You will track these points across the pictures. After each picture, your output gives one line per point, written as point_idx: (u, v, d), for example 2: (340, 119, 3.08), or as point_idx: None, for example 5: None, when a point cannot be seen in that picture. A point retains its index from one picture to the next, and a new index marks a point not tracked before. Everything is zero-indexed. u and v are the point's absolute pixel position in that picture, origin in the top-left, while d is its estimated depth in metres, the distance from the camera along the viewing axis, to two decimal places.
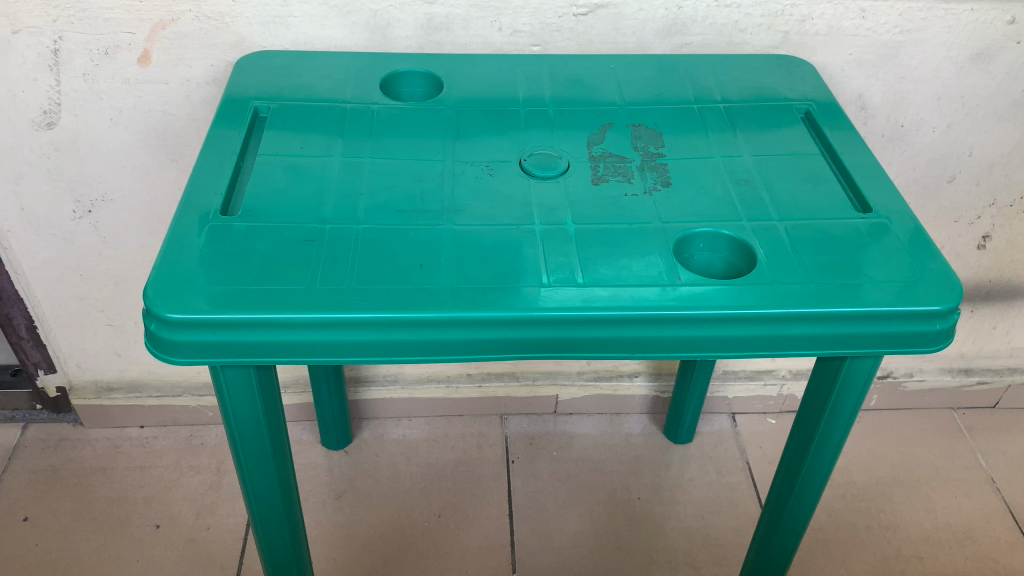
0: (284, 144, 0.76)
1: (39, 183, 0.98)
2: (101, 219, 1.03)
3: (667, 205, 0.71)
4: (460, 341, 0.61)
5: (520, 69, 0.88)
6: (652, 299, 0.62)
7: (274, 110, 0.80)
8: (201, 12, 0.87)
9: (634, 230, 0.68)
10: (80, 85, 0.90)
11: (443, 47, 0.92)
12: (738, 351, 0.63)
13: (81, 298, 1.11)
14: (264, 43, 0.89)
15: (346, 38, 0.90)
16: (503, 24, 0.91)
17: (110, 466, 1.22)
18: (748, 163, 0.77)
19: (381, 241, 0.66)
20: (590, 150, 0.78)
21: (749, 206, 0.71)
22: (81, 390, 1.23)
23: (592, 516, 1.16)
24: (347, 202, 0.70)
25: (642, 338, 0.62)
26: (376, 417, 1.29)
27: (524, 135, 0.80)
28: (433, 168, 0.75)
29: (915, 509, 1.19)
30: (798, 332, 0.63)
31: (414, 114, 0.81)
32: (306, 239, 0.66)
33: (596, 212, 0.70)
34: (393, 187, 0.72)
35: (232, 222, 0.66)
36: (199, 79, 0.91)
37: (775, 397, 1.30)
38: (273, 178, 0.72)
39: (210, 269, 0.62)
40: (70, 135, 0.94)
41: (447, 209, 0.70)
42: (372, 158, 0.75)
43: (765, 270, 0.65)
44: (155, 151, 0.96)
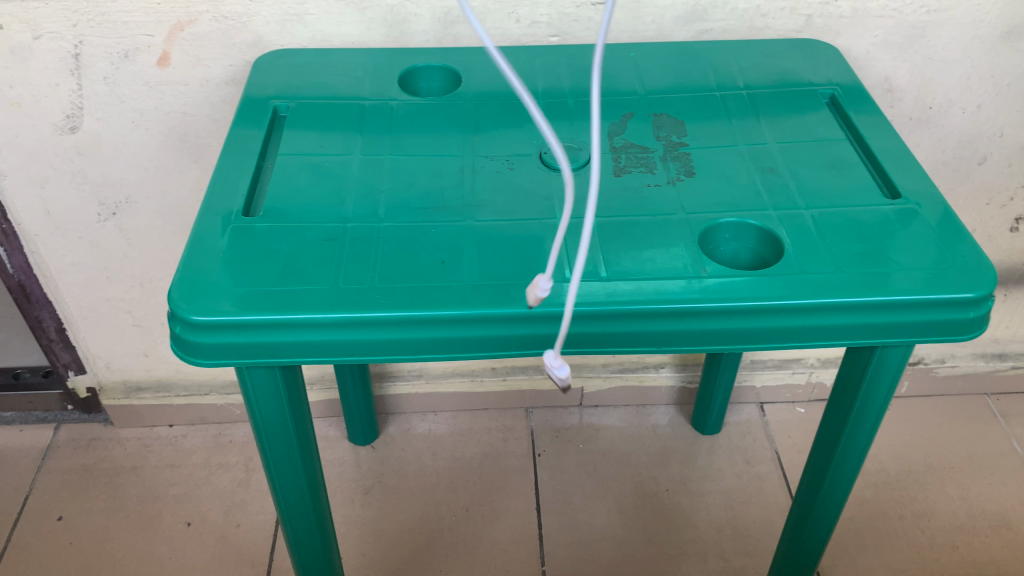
0: (304, 143, 0.76)
1: (64, 187, 0.99)
2: (125, 221, 1.03)
3: (689, 195, 0.70)
4: (484, 338, 0.61)
5: (538, 61, 0.87)
6: (678, 292, 0.61)
7: (293, 109, 0.80)
8: (218, 12, 0.86)
9: (657, 221, 0.67)
10: (101, 88, 0.91)
11: (460, 40, 0.91)
12: (766, 342, 0.62)
13: (109, 300, 1.12)
14: (281, 41, 0.89)
15: (363, 34, 0.89)
16: (521, 16, 0.89)
17: (140, 465, 1.23)
18: (773, 150, 0.75)
19: (402, 239, 0.66)
20: (611, 141, 0.77)
21: (775, 194, 0.70)
22: (110, 391, 1.24)
23: (619, 508, 1.15)
24: (368, 200, 0.70)
25: (668, 331, 0.61)
26: (402, 412, 1.29)
27: (542, 127, 0.79)
28: (454, 164, 0.74)
29: (948, 496, 1.18)
30: (828, 322, 0.62)
31: (433, 110, 0.81)
32: (327, 238, 0.65)
33: (619, 204, 0.69)
34: (413, 185, 0.72)
35: (254, 223, 0.67)
36: (218, 80, 0.91)
37: (803, 386, 1.29)
38: (294, 179, 0.72)
39: (233, 271, 0.62)
40: (92, 139, 0.95)
41: (468, 204, 0.70)
42: (392, 155, 0.75)
43: (793, 259, 0.64)
44: (177, 152, 0.97)
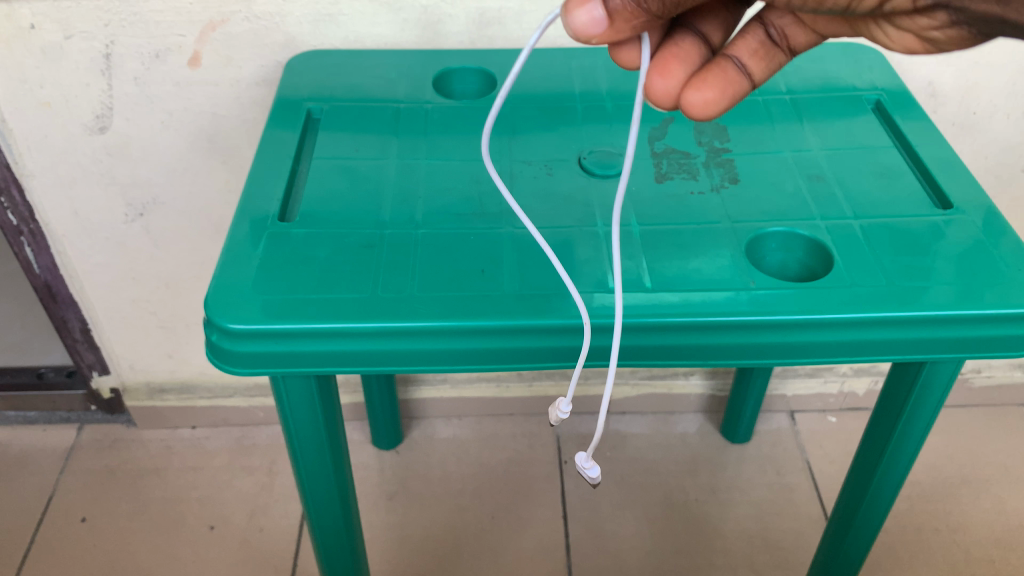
0: (338, 146, 0.75)
1: (92, 187, 0.98)
2: (152, 222, 1.02)
3: (734, 203, 0.68)
4: (525, 349, 0.59)
5: (575, 63, 0.86)
6: (725, 303, 0.59)
7: (326, 111, 0.79)
8: (250, 12, 0.85)
9: (702, 230, 0.66)
10: (131, 89, 0.90)
11: (495, 41, 0.89)
12: (816, 356, 0.60)
13: (135, 301, 1.11)
14: (314, 42, 0.88)
15: (397, 35, 0.88)
16: (558, 17, 0.87)
17: (163, 466, 1.23)
18: (818, 156, 0.73)
19: (441, 246, 0.64)
20: (652, 146, 0.75)
21: (822, 203, 0.68)
22: (134, 392, 1.24)
23: (648, 518, 1.14)
24: (405, 206, 0.68)
25: (715, 345, 0.60)
26: (426, 416, 1.28)
27: (580, 131, 0.77)
28: (491, 169, 0.73)
29: (985, 509, 1.15)
30: (880, 336, 0.60)
31: (470, 113, 0.79)
32: (364, 244, 0.64)
33: (661, 212, 0.68)
34: (451, 190, 0.70)
35: (290, 228, 0.65)
36: (249, 80, 0.90)
37: (835, 394, 1.27)
38: (329, 183, 0.70)
39: (269, 277, 0.61)
40: (121, 139, 0.94)
41: (507, 210, 0.68)
42: (428, 159, 0.74)
43: (843, 270, 0.62)
44: (206, 153, 0.96)
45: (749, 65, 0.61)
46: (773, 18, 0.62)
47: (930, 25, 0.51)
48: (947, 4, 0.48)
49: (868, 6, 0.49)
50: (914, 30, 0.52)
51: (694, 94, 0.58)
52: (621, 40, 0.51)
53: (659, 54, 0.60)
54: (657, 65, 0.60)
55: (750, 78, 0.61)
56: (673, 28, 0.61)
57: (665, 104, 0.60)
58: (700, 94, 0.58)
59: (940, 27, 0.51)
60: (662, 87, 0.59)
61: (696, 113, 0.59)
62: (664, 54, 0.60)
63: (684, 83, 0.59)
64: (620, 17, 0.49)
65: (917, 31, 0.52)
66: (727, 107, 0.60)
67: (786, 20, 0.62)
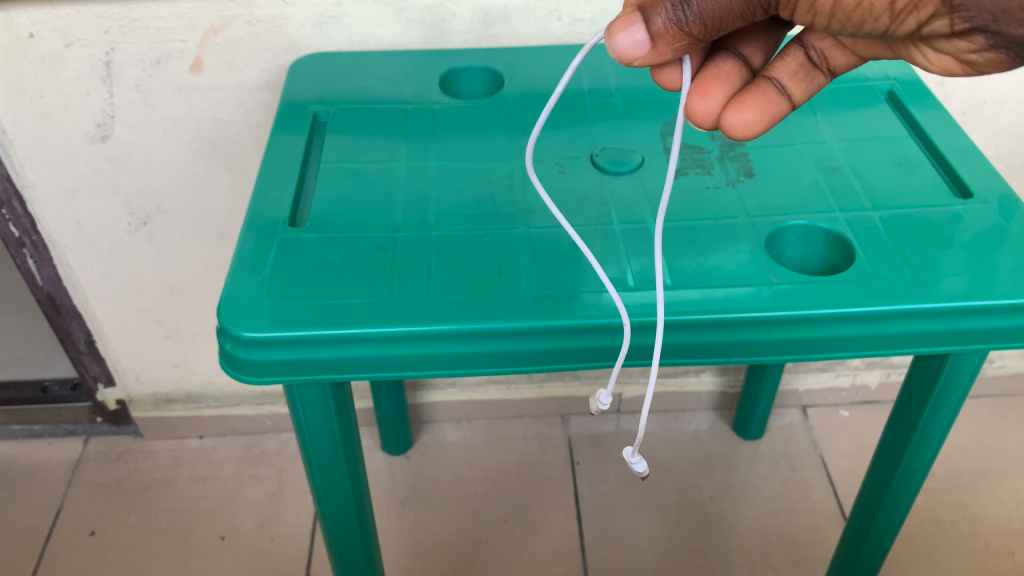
0: (347, 149, 0.74)
1: (95, 197, 0.97)
2: (156, 231, 1.01)
3: (751, 197, 0.67)
4: (544, 351, 0.58)
5: (582, 60, 0.85)
6: (748, 298, 0.58)
7: (333, 114, 0.79)
8: (252, 16, 0.84)
9: (720, 225, 0.65)
10: (133, 96, 0.89)
11: (500, 40, 0.88)
12: (841, 351, 0.59)
13: (140, 311, 1.10)
14: (317, 44, 0.87)
15: (401, 36, 0.86)
16: (563, 14, 0.86)
17: (171, 477, 1.21)
18: (834, 148, 0.72)
19: (455, 247, 0.63)
20: (665, 142, 0.74)
21: (840, 195, 0.67)
22: (140, 403, 1.22)
23: (663, 517, 1.13)
24: (417, 208, 0.67)
25: (739, 342, 0.59)
26: (436, 420, 1.27)
27: (591, 128, 0.76)
28: (502, 169, 0.72)
29: (1001, 500, 1.14)
30: (905, 329, 0.59)
31: (478, 113, 0.78)
32: (377, 248, 0.63)
33: (678, 208, 0.67)
34: (463, 191, 0.69)
35: (302, 233, 0.64)
36: (252, 85, 0.89)
37: (847, 388, 1.26)
38: (339, 187, 0.69)
39: (283, 283, 0.60)
40: (124, 147, 0.93)
41: (520, 209, 0.67)
42: (438, 161, 0.73)
43: (866, 263, 0.61)
44: (209, 160, 0.95)
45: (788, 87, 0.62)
46: (813, 40, 0.63)
47: (969, 48, 0.49)
48: (984, 26, 0.47)
49: (906, 30, 0.48)
50: (953, 53, 0.50)
51: (733, 115, 0.59)
52: (664, 61, 0.53)
53: (701, 76, 0.61)
54: (699, 87, 0.61)
55: (790, 100, 0.62)
56: (714, 51, 0.62)
57: (705, 125, 0.61)
58: (739, 115, 0.59)
59: (978, 50, 0.49)
60: (703, 107, 0.60)
61: (736, 133, 0.60)
62: (705, 77, 0.61)
63: (724, 104, 0.60)
64: (662, 39, 0.51)
65: (956, 54, 0.51)
66: (766, 127, 0.61)
67: (826, 42, 0.62)
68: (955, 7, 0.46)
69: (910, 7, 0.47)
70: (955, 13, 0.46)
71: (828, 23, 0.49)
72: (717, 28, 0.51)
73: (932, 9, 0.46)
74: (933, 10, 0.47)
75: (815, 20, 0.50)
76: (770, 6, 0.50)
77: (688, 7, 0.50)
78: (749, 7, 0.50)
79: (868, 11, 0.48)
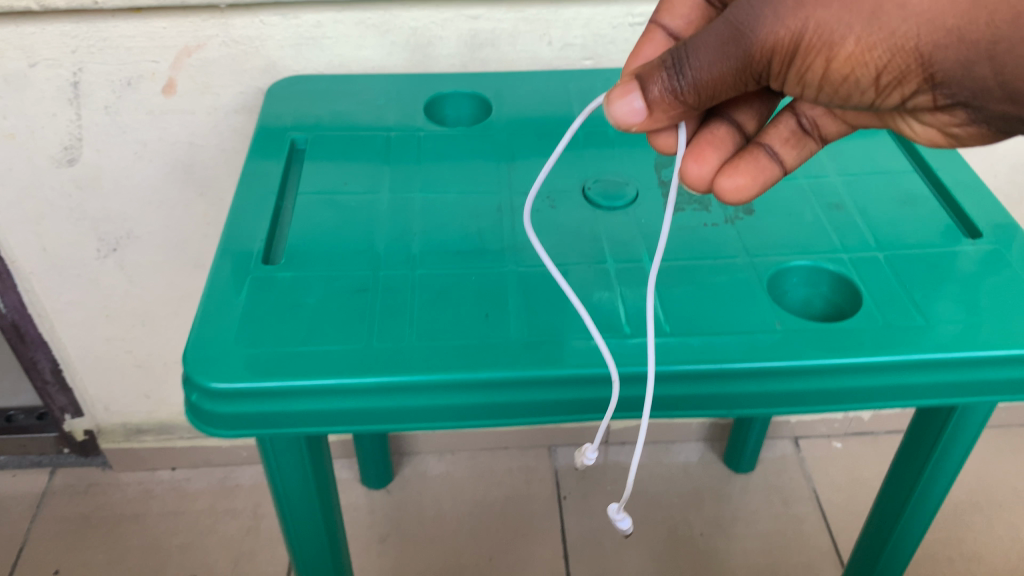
0: (327, 179, 0.70)
1: (62, 222, 0.92)
2: (126, 258, 0.97)
3: (751, 235, 0.64)
4: (534, 403, 0.54)
5: (573, 86, 0.82)
6: (751, 346, 0.55)
7: (311, 141, 0.75)
8: (228, 37, 0.79)
9: (719, 265, 0.61)
10: (102, 118, 0.84)
11: (488, 64, 0.84)
12: (850, 403, 0.56)
13: (108, 339, 1.05)
14: (296, 66, 0.83)
15: (384, 59, 0.83)
16: (554, 38, 0.82)
17: (141, 512, 1.16)
18: (836, 183, 0.69)
19: (440, 288, 0.59)
20: (660, 174, 0.71)
21: (844, 234, 0.64)
22: (109, 434, 1.17)
23: (653, 555, 1.09)
24: (399, 244, 0.63)
25: (743, 393, 0.55)
26: (418, 451, 1.23)
27: (582, 157, 0.73)
28: (490, 203, 0.68)
29: (999, 536, 1.12)
30: (917, 380, 0.55)
31: (465, 142, 0.75)
32: (357, 288, 0.59)
33: (675, 246, 0.63)
34: (449, 226, 0.66)
35: (277, 271, 0.60)
36: (228, 108, 0.85)
37: (839, 420, 1.23)
38: (317, 221, 0.65)
39: (256, 326, 0.56)
40: (92, 171, 0.88)
41: (509, 247, 0.64)
42: (423, 194, 0.69)
43: (874, 308, 0.58)
44: (183, 185, 0.91)
45: (782, 153, 0.62)
46: (805, 108, 0.63)
47: (950, 121, 0.53)
48: (966, 101, 0.50)
49: (890, 101, 0.52)
50: (937, 124, 0.54)
51: (726, 180, 0.60)
52: (660, 126, 0.55)
53: (695, 141, 0.62)
54: (693, 152, 0.62)
55: (783, 166, 0.62)
56: (708, 117, 0.64)
57: (699, 188, 0.62)
58: (731, 180, 0.60)
59: (960, 123, 0.53)
60: (697, 172, 0.61)
61: (727, 198, 0.60)
62: (699, 142, 0.62)
63: (717, 169, 0.61)
64: (658, 106, 0.53)
65: (939, 126, 0.55)
66: (759, 192, 0.62)
67: (817, 111, 0.62)
68: (937, 85, 0.50)
69: (894, 84, 0.50)
70: (936, 89, 0.50)
71: (817, 94, 0.53)
72: (711, 97, 0.52)
73: (915, 85, 0.50)
74: (915, 87, 0.50)
75: (804, 91, 0.53)
76: (761, 77, 0.52)
77: (682, 77, 0.51)
78: (741, 77, 0.52)
79: (854, 85, 0.51)
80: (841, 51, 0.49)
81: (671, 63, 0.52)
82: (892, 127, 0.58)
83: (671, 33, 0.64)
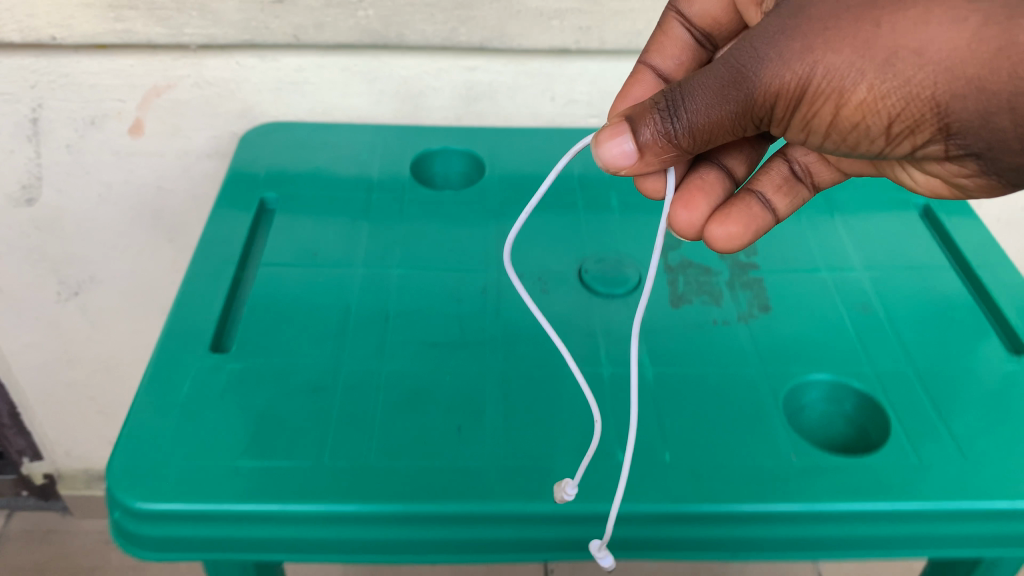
0: (296, 247, 0.64)
1: (19, 264, 0.85)
2: (89, 302, 0.90)
3: (766, 338, 0.57)
4: (509, 539, 0.47)
5: (575, 148, 0.75)
6: (762, 483, 0.47)
7: (283, 202, 0.69)
8: (201, 78, 0.72)
9: (729, 375, 0.54)
10: (63, 157, 0.77)
11: (485, 118, 0.77)
12: (875, 552, 0.48)
13: (69, 384, 0.98)
14: (275, 112, 0.76)
15: (371, 109, 0.76)
16: (557, 94, 0.75)
17: (99, 565, 1.09)
18: (862, 280, 0.62)
19: (408, 390, 0.52)
20: (666, 257, 0.64)
21: (872, 342, 0.57)
22: (70, 479, 1.11)
23: None
24: (367, 331, 0.56)
25: (751, 537, 0.47)
26: None
27: (580, 229, 0.66)
28: (474, 285, 0.61)
29: None
30: (954, 531, 0.48)
31: (452, 211, 0.68)
32: (313, 387, 0.52)
33: (680, 347, 0.56)
34: (426, 310, 0.58)
35: (225, 360, 0.53)
36: (200, 152, 0.78)
37: None
38: (279, 300, 0.58)
39: (193, 431, 0.49)
40: (53, 212, 0.82)
41: (492, 339, 0.56)
42: (400, 271, 0.62)
43: (905, 440, 0.50)
44: (151, 230, 0.84)
45: (773, 201, 0.58)
46: (797, 152, 0.59)
47: (961, 172, 0.45)
48: (982, 153, 0.41)
49: (901, 150, 0.44)
50: (948, 175, 0.46)
51: (717, 227, 0.54)
52: (650, 171, 0.47)
53: (684, 185, 0.57)
54: (683, 196, 0.57)
55: (776, 214, 0.57)
56: (698, 160, 0.58)
57: (690, 235, 0.57)
58: (723, 228, 0.54)
59: (971, 175, 0.44)
60: (686, 219, 0.56)
61: (718, 246, 0.55)
62: (689, 187, 0.57)
63: (708, 216, 0.56)
64: (651, 150, 0.45)
65: (948, 176, 0.47)
66: (751, 241, 0.56)
67: (810, 157, 0.58)
68: (952, 136, 0.41)
69: (905, 133, 0.42)
70: (950, 140, 0.41)
71: (823, 140, 0.46)
72: (706, 143, 0.45)
73: (928, 135, 0.42)
74: (928, 136, 0.42)
75: (809, 137, 0.46)
76: (762, 120, 0.45)
77: (676, 118, 0.44)
78: (741, 122, 0.44)
79: (864, 133, 0.43)
80: (852, 98, 0.41)
81: (664, 104, 0.44)
82: (891, 176, 0.54)
83: (661, 74, 0.59)
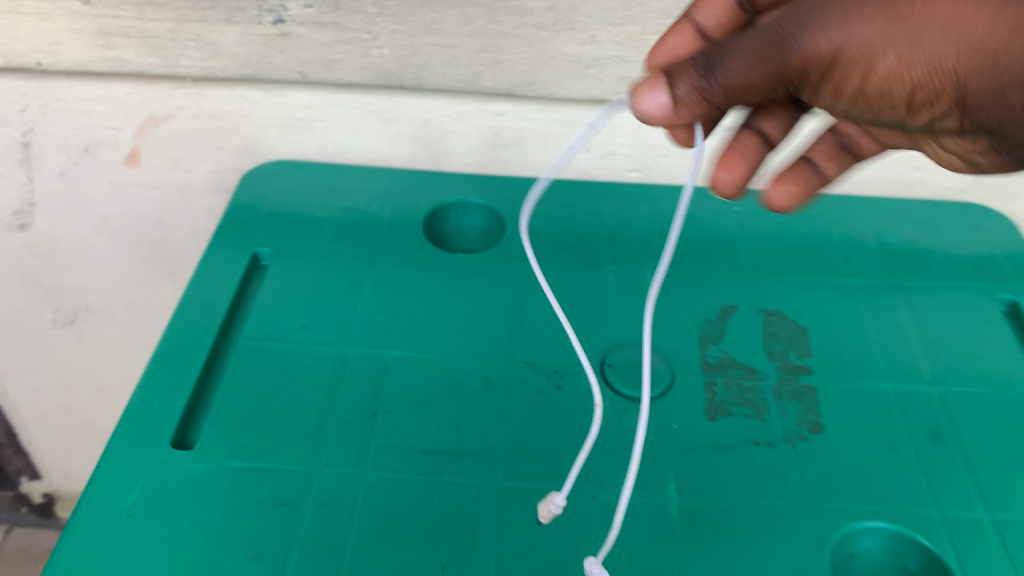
0: (284, 315, 0.56)
1: (13, 289, 0.80)
2: (86, 330, 0.85)
3: (817, 470, 0.48)
4: None
5: (610, 206, 0.67)
6: None
7: (278, 257, 0.60)
8: (202, 109, 0.65)
9: (767, 519, 0.45)
10: (56, 184, 0.71)
11: (511, 166, 0.69)
12: None
13: (68, 409, 0.94)
14: (282, 149, 0.69)
15: (387, 150, 0.68)
16: (593, 144, 0.67)
17: None
18: (934, 396, 0.53)
19: (388, 511, 0.45)
20: (704, 352, 0.55)
21: (943, 481, 0.48)
22: (70, 498, 1.07)
23: None
24: (350, 431, 0.49)
25: None
26: None
27: (607, 311, 0.58)
28: (478, 377, 0.52)
29: None
30: None
31: (465, 279, 0.60)
32: (280, 500, 0.45)
33: (713, 478, 0.47)
34: (423, 404, 0.50)
35: (186, 458, 0.47)
36: (201, 187, 0.72)
37: None
38: (255, 383, 0.51)
39: (137, 555, 0.42)
40: (46, 239, 0.76)
41: (494, 453, 0.48)
42: (398, 356, 0.54)
43: None
44: (150, 263, 0.79)
45: (826, 168, 0.52)
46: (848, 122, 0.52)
47: (974, 148, 0.42)
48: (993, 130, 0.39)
49: (919, 123, 0.41)
50: (960, 151, 0.43)
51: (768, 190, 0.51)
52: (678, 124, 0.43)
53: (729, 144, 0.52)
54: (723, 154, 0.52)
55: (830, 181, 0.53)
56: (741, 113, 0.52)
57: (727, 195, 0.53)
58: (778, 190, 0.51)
59: (984, 152, 0.41)
60: (727, 181, 0.52)
61: (777, 207, 0.52)
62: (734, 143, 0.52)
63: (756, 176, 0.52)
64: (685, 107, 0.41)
65: (961, 152, 0.43)
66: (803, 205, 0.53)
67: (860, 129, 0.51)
68: (968, 111, 0.38)
69: (925, 106, 0.39)
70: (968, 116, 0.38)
71: (847, 108, 0.41)
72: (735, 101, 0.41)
73: (947, 108, 0.38)
74: (946, 109, 0.39)
75: (830, 103, 0.42)
76: (791, 85, 0.40)
77: (712, 75, 0.40)
78: (766, 86, 0.40)
79: (884, 102, 0.39)
80: (878, 70, 0.37)
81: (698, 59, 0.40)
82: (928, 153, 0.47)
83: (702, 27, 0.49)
